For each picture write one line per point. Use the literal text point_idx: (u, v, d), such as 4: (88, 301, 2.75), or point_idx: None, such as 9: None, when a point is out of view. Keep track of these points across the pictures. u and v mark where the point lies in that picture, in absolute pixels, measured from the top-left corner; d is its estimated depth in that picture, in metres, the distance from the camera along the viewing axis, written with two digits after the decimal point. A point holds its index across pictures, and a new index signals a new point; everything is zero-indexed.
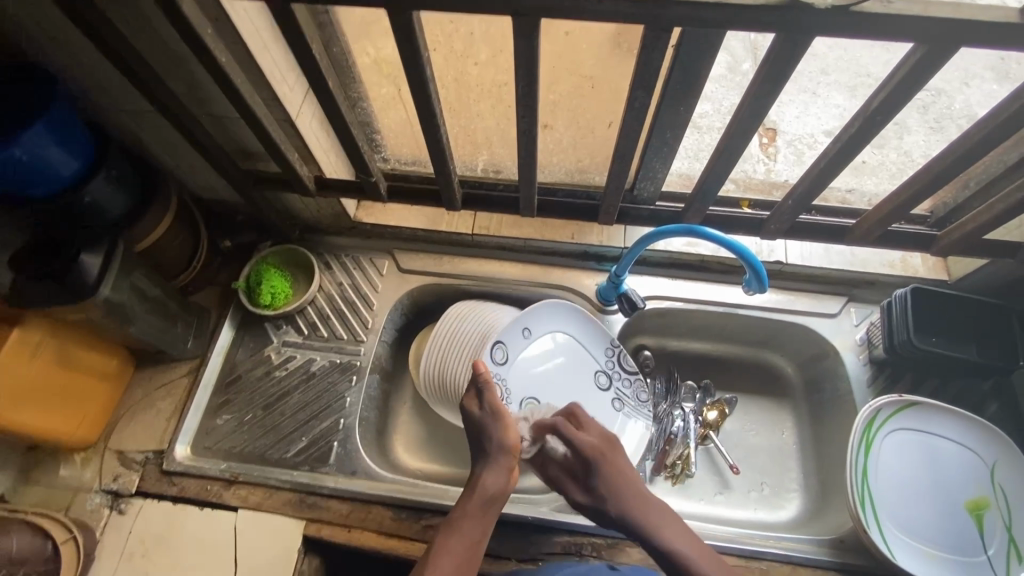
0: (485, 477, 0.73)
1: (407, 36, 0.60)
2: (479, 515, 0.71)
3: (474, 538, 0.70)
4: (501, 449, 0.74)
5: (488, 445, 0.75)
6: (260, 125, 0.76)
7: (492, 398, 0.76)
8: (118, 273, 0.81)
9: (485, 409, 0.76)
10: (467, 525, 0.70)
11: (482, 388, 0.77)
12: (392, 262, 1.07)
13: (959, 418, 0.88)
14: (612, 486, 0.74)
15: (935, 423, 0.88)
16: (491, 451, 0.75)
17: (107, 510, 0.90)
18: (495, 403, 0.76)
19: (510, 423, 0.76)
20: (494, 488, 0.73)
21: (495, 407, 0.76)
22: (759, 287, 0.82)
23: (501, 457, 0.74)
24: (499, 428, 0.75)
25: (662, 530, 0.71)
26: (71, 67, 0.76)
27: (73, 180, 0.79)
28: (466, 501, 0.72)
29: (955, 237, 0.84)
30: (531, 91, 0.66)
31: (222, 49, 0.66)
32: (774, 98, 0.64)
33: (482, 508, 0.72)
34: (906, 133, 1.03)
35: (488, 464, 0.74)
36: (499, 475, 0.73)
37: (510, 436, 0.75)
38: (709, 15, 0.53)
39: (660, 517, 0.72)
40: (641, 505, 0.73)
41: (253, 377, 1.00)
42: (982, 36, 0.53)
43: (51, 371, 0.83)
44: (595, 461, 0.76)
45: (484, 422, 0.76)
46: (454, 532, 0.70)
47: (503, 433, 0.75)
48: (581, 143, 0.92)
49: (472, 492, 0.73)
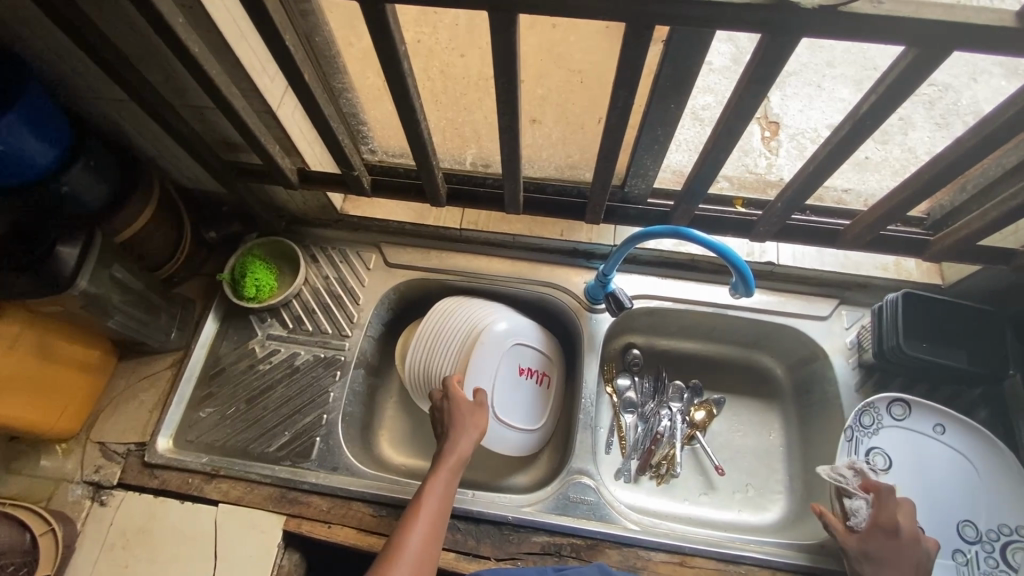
0: (458, 444, 0.81)
1: (383, 30, 0.59)
2: (452, 475, 0.79)
3: (448, 496, 0.78)
4: (477, 430, 0.83)
5: (461, 422, 0.83)
6: (238, 116, 0.74)
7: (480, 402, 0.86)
8: (96, 265, 0.80)
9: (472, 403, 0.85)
10: (444, 485, 0.78)
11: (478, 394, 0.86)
12: (379, 256, 1.06)
13: (992, 439, 0.84)
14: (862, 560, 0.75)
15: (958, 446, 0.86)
16: (465, 426, 0.83)
17: (89, 501, 0.90)
18: (480, 402, 0.86)
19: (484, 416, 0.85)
20: (465, 456, 0.81)
21: (479, 402, 0.86)
22: (746, 290, 0.81)
23: (472, 434, 0.83)
24: (477, 415, 0.84)
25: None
26: (47, 56, 0.74)
27: (50, 170, 0.77)
28: (441, 464, 0.80)
29: (948, 242, 0.83)
30: (512, 87, 0.64)
31: (195, 40, 0.65)
32: (761, 99, 0.62)
33: (454, 471, 0.80)
34: (911, 128, 0.96)
35: (459, 433, 0.82)
36: (468, 446, 0.82)
37: (478, 420, 0.84)
38: (693, 12, 0.51)
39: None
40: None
41: (237, 370, 1.00)
42: (975, 40, 0.51)
43: (30, 364, 0.83)
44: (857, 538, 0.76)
45: (464, 408, 0.84)
46: (430, 488, 0.77)
47: (479, 422, 0.84)
48: (569, 140, 0.88)
49: (445, 456, 0.80)
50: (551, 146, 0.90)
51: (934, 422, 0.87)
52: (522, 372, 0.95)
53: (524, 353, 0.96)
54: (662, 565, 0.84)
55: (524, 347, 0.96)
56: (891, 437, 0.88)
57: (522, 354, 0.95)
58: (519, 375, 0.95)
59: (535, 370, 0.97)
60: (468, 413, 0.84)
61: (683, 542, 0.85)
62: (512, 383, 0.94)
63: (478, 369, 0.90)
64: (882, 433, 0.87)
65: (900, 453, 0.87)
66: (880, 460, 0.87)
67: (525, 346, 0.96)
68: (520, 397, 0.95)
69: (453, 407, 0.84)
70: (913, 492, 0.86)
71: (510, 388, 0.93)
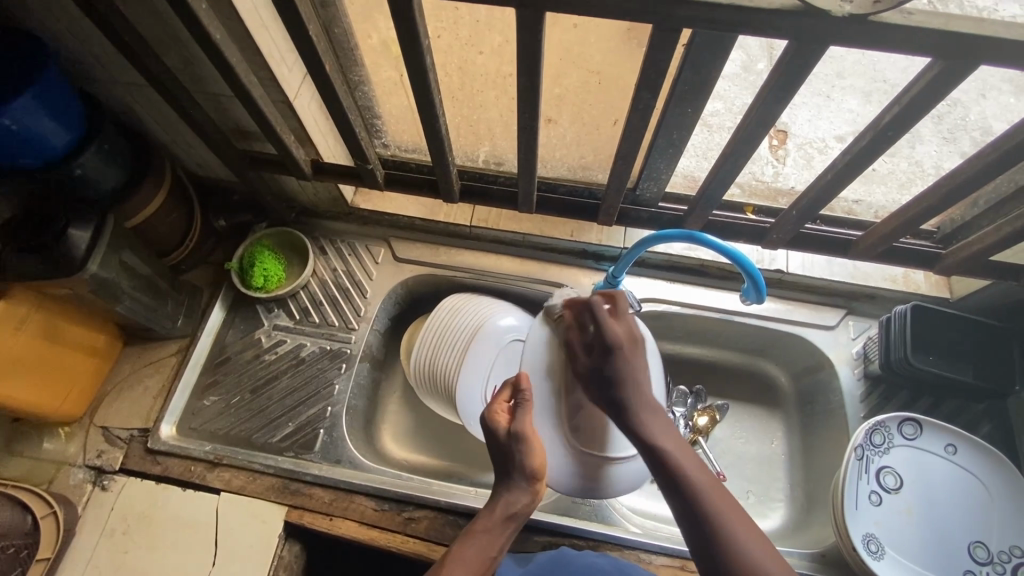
0: (512, 492, 0.70)
1: (408, 24, 0.59)
2: (498, 532, 0.68)
3: (491, 555, 0.67)
4: (530, 472, 0.69)
5: (510, 464, 0.70)
6: (255, 104, 0.74)
7: (526, 419, 0.70)
8: (108, 248, 0.80)
9: (514, 430, 0.70)
10: (487, 540, 0.67)
11: (521, 407, 0.71)
12: (388, 250, 1.06)
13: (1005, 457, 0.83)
14: (624, 379, 0.67)
15: (973, 467, 0.84)
16: (514, 473, 0.70)
17: (90, 486, 0.90)
18: (525, 428, 0.69)
19: (538, 450, 0.70)
20: (518, 508, 0.70)
21: (524, 429, 0.69)
22: (757, 298, 0.81)
23: (526, 480, 0.70)
24: (527, 452, 0.69)
25: (659, 436, 0.66)
26: (63, 35, 0.74)
27: (63, 152, 0.77)
28: (486, 516, 0.69)
29: (961, 257, 0.83)
30: (534, 85, 0.65)
31: (217, 26, 0.65)
32: (784, 105, 0.62)
33: (499, 525, 0.69)
34: (919, 142, 0.99)
35: (511, 483, 0.70)
36: (522, 496, 0.70)
37: (535, 459, 0.69)
38: (720, 16, 0.51)
39: (656, 421, 0.67)
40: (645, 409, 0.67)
41: (242, 360, 0.99)
42: (1001, 55, 0.51)
43: (35, 346, 0.82)
44: (610, 359, 0.68)
45: (510, 445, 0.70)
46: (470, 542, 0.67)
47: (533, 460, 0.69)
48: (584, 140, 0.87)
49: (491, 506, 0.70)
50: (565, 145, 0.89)
51: (947, 440, 0.85)
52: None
53: None
54: (662, 568, 0.84)
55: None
56: (902, 456, 0.85)
57: None
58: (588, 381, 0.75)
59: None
60: (505, 447, 0.70)
61: (683, 546, 0.85)
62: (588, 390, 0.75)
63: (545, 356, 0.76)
64: (893, 452, 0.84)
65: (914, 472, 0.85)
66: (890, 479, 0.84)
67: None
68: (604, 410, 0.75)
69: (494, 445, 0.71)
70: (923, 510, 0.84)
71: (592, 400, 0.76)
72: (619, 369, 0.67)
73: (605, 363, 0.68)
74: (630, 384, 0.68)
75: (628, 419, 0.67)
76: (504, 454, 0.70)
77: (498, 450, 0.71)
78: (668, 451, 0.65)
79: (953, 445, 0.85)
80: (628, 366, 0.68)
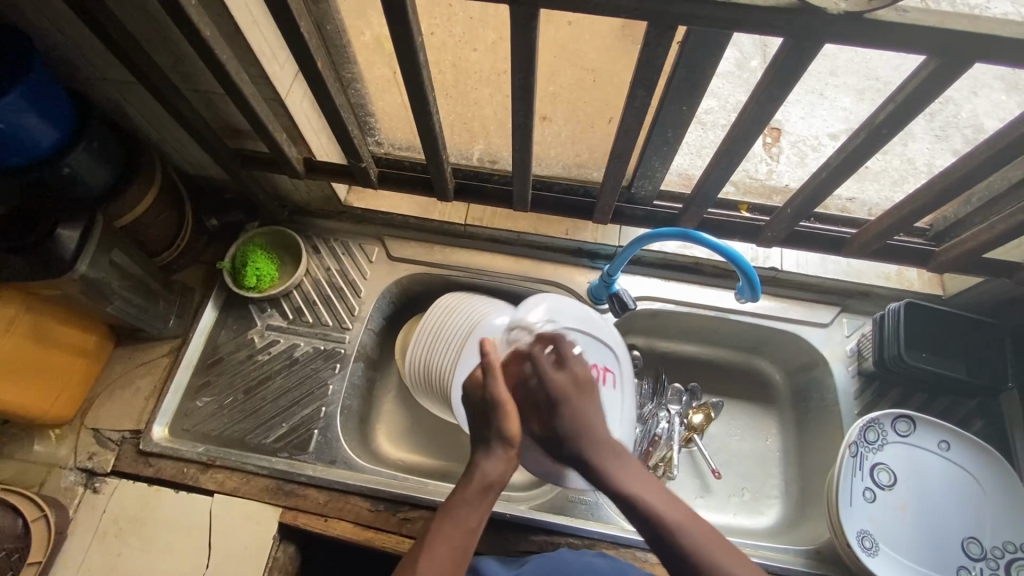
0: (486, 461, 0.67)
1: (401, 21, 0.58)
2: (476, 504, 0.66)
3: (470, 527, 0.66)
4: (506, 439, 0.67)
5: (488, 430, 0.68)
6: (246, 102, 0.73)
7: (502, 386, 0.68)
8: (98, 249, 0.79)
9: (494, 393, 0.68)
10: (465, 513, 0.66)
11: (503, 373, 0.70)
12: (382, 249, 1.05)
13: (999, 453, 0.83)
14: (573, 426, 0.70)
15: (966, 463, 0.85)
16: (492, 439, 0.68)
17: (81, 488, 0.89)
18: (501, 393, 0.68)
19: (514, 417, 0.68)
20: (495, 477, 0.67)
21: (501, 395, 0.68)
22: (752, 294, 0.81)
23: (503, 446, 0.68)
24: (500, 418, 0.67)
25: (628, 480, 0.66)
26: (50, 32, 0.72)
27: (51, 151, 0.76)
28: (465, 486, 0.67)
29: (954, 254, 0.83)
30: (529, 83, 0.64)
31: (207, 23, 0.64)
32: (779, 103, 0.62)
33: (477, 497, 0.66)
34: (911, 139, 1.00)
35: (487, 451, 0.68)
36: (498, 464, 0.67)
37: (512, 426, 0.67)
38: (716, 14, 0.51)
39: (620, 463, 0.68)
40: (601, 453, 0.68)
41: (235, 360, 0.99)
42: (996, 52, 0.51)
43: (24, 348, 0.81)
44: (559, 406, 0.70)
45: (487, 411, 0.69)
46: (448, 519, 0.66)
47: (508, 425, 0.67)
48: (580, 138, 0.87)
49: (469, 476, 0.68)
50: (560, 144, 0.89)
51: (940, 437, 0.85)
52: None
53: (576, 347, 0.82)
54: (658, 567, 0.84)
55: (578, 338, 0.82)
56: (896, 452, 0.85)
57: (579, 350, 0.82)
58: None
59: (596, 366, 0.83)
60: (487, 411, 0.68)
61: None
62: None
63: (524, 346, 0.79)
64: (887, 449, 0.85)
65: (909, 469, 0.85)
66: (885, 476, 0.85)
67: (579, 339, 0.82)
68: None
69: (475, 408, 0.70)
70: (918, 507, 0.84)
71: None
72: (573, 416, 0.70)
73: (557, 415, 0.70)
74: (584, 430, 0.70)
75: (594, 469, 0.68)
76: (483, 421, 0.70)
77: (480, 417, 0.70)
78: (640, 497, 0.65)
79: (947, 441, 0.85)
80: (575, 412, 0.70)
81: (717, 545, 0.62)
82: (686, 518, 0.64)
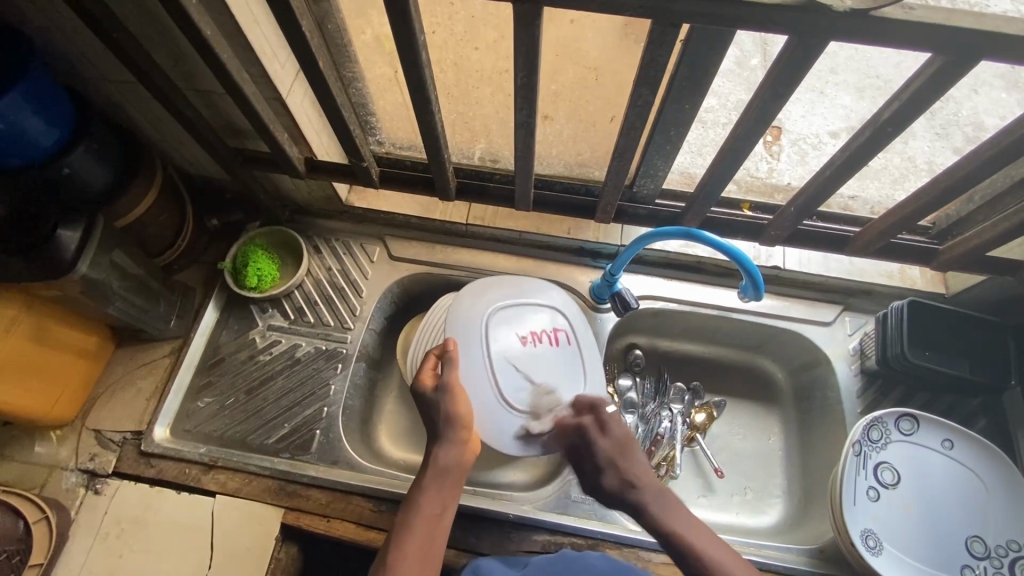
0: (440, 447, 0.71)
1: (404, 21, 0.58)
2: (435, 488, 0.69)
3: (433, 512, 0.67)
4: (454, 422, 0.72)
5: (436, 417, 0.73)
6: (248, 102, 0.73)
7: (453, 373, 0.74)
8: (99, 249, 0.78)
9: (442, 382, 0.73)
10: (426, 500, 0.68)
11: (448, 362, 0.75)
12: (383, 249, 1.05)
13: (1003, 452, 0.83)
14: (620, 478, 0.70)
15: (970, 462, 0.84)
16: (441, 425, 0.72)
17: (82, 490, 0.89)
18: (451, 378, 0.73)
19: (459, 398, 0.73)
20: (448, 459, 0.70)
21: (450, 382, 0.73)
22: (755, 294, 0.81)
23: (453, 431, 0.72)
24: (450, 402, 0.72)
25: (678, 525, 0.66)
26: (50, 31, 0.72)
27: (51, 151, 0.76)
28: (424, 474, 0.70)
29: (957, 252, 0.83)
30: (532, 82, 0.64)
31: (208, 22, 0.64)
32: (783, 101, 0.62)
33: (435, 482, 0.69)
34: (912, 138, 1.00)
35: (440, 439, 0.71)
36: (450, 449, 0.71)
37: (460, 408, 0.72)
38: (720, 12, 0.51)
39: (671, 510, 0.68)
40: (653, 502, 0.68)
41: (237, 361, 0.98)
42: (1002, 50, 0.51)
43: (25, 349, 0.81)
44: (605, 463, 0.71)
45: (435, 400, 0.73)
46: (412, 506, 0.68)
47: (455, 407, 0.72)
48: (582, 137, 0.87)
49: (426, 465, 0.70)
50: (562, 143, 0.89)
51: (944, 436, 0.85)
52: (523, 340, 0.85)
53: (514, 317, 0.86)
54: (662, 567, 0.84)
55: (517, 310, 0.86)
56: (900, 451, 0.85)
57: (520, 320, 0.86)
58: (519, 348, 0.84)
59: (544, 330, 0.86)
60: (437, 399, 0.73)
61: None
62: (518, 355, 0.84)
63: (463, 339, 0.84)
64: (891, 448, 0.85)
65: (913, 468, 0.85)
66: (889, 475, 0.85)
67: (517, 310, 0.87)
68: (535, 366, 0.84)
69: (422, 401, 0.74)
70: (922, 506, 0.84)
71: (517, 363, 0.83)
72: (619, 472, 0.70)
73: (605, 473, 0.71)
74: (635, 483, 0.70)
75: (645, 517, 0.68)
76: (432, 412, 0.73)
77: (427, 410, 0.74)
78: (689, 541, 0.65)
79: (951, 440, 0.85)
80: (626, 469, 0.70)
81: (748, 571, 0.63)
82: (738, 564, 0.63)
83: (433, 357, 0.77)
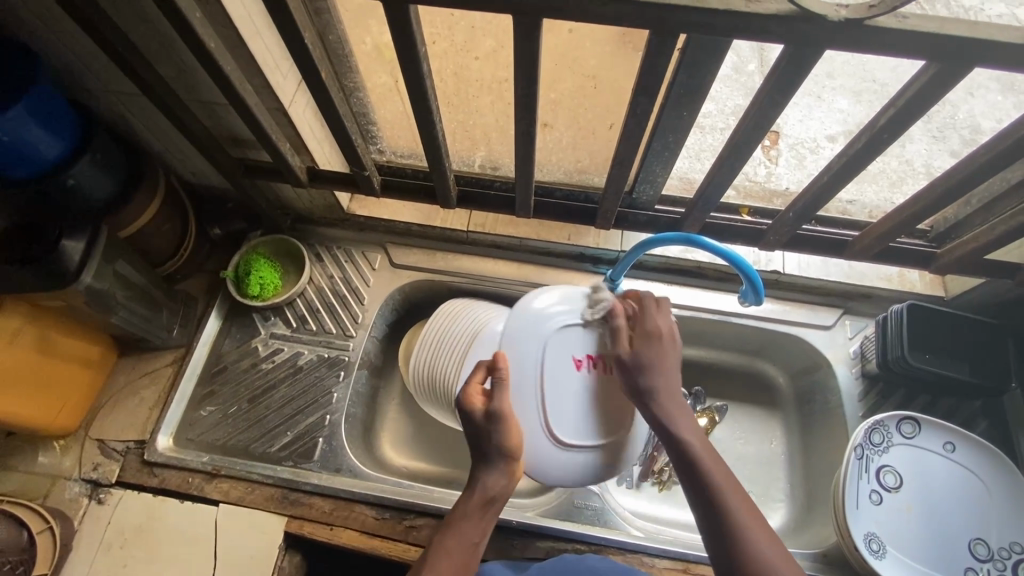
0: (488, 477, 0.69)
1: (404, 32, 0.59)
2: (477, 517, 0.68)
3: (474, 540, 0.67)
4: (505, 453, 0.69)
5: (487, 445, 0.69)
6: (249, 113, 0.74)
7: (503, 399, 0.70)
8: (102, 260, 0.79)
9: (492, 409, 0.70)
10: (467, 527, 0.67)
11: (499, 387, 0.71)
12: (385, 256, 1.05)
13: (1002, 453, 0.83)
14: (648, 356, 0.72)
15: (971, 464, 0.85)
16: (491, 454, 0.69)
17: (86, 499, 0.89)
18: (503, 408, 0.69)
19: (512, 429, 0.70)
20: (496, 491, 0.69)
21: (503, 410, 0.69)
22: (755, 298, 0.81)
23: (503, 460, 0.70)
24: (504, 431, 0.69)
25: (678, 428, 0.70)
26: (54, 44, 0.73)
27: (55, 163, 0.76)
28: (465, 500, 0.69)
29: (955, 256, 0.84)
30: (531, 91, 0.65)
31: (210, 35, 0.64)
32: (780, 109, 0.62)
33: (479, 512, 0.68)
34: (909, 141, 1.00)
35: (487, 466, 0.70)
36: (499, 479, 0.69)
37: (512, 439, 0.69)
38: (717, 22, 0.51)
39: (679, 415, 0.71)
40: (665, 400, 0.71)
41: (239, 369, 0.99)
42: (996, 57, 0.51)
43: (28, 358, 0.81)
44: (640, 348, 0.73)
45: (487, 425, 0.69)
46: (452, 533, 0.67)
47: (509, 440, 0.69)
48: (581, 144, 0.87)
49: (470, 492, 0.69)
50: (562, 150, 0.89)
51: (946, 438, 0.85)
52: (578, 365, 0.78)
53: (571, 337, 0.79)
54: (665, 571, 0.84)
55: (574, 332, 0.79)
56: (901, 454, 0.85)
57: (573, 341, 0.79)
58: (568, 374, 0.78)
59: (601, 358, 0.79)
60: (486, 427, 0.69)
61: (685, 548, 0.85)
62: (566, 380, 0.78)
63: (516, 348, 0.78)
64: (892, 451, 0.85)
65: (914, 470, 0.85)
66: (891, 478, 0.85)
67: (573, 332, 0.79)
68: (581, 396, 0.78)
69: (472, 424, 0.70)
70: (925, 509, 0.84)
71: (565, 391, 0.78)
72: (656, 354, 0.72)
73: (640, 348, 0.73)
74: (660, 371, 0.72)
75: (654, 407, 0.71)
76: (481, 436, 0.70)
77: (473, 431, 0.71)
78: (690, 445, 0.69)
79: (953, 442, 0.85)
80: (659, 354, 0.72)
81: (736, 492, 0.65)
82: (728, 484, 0.66)
83: (483, 371, 0.73)
